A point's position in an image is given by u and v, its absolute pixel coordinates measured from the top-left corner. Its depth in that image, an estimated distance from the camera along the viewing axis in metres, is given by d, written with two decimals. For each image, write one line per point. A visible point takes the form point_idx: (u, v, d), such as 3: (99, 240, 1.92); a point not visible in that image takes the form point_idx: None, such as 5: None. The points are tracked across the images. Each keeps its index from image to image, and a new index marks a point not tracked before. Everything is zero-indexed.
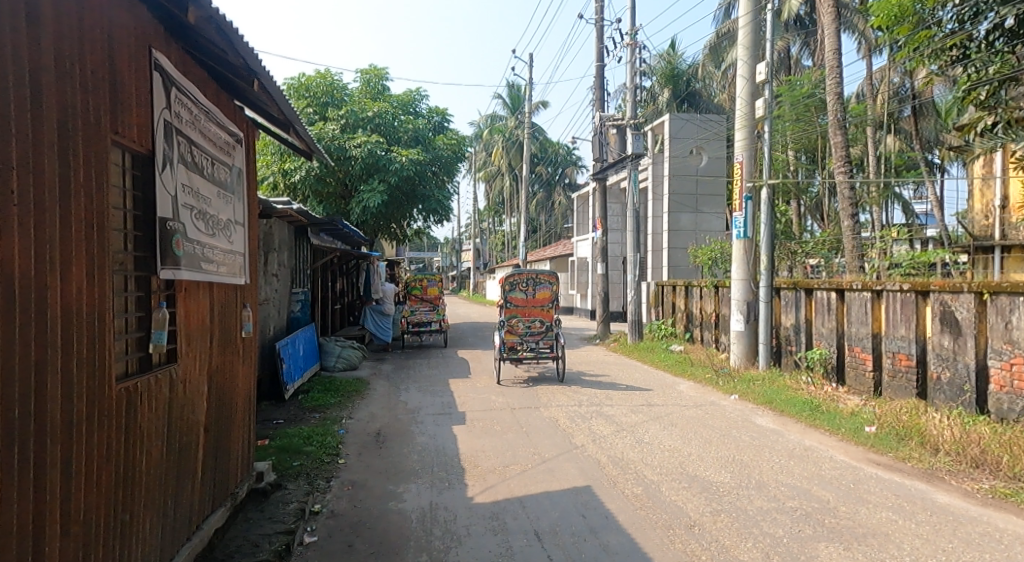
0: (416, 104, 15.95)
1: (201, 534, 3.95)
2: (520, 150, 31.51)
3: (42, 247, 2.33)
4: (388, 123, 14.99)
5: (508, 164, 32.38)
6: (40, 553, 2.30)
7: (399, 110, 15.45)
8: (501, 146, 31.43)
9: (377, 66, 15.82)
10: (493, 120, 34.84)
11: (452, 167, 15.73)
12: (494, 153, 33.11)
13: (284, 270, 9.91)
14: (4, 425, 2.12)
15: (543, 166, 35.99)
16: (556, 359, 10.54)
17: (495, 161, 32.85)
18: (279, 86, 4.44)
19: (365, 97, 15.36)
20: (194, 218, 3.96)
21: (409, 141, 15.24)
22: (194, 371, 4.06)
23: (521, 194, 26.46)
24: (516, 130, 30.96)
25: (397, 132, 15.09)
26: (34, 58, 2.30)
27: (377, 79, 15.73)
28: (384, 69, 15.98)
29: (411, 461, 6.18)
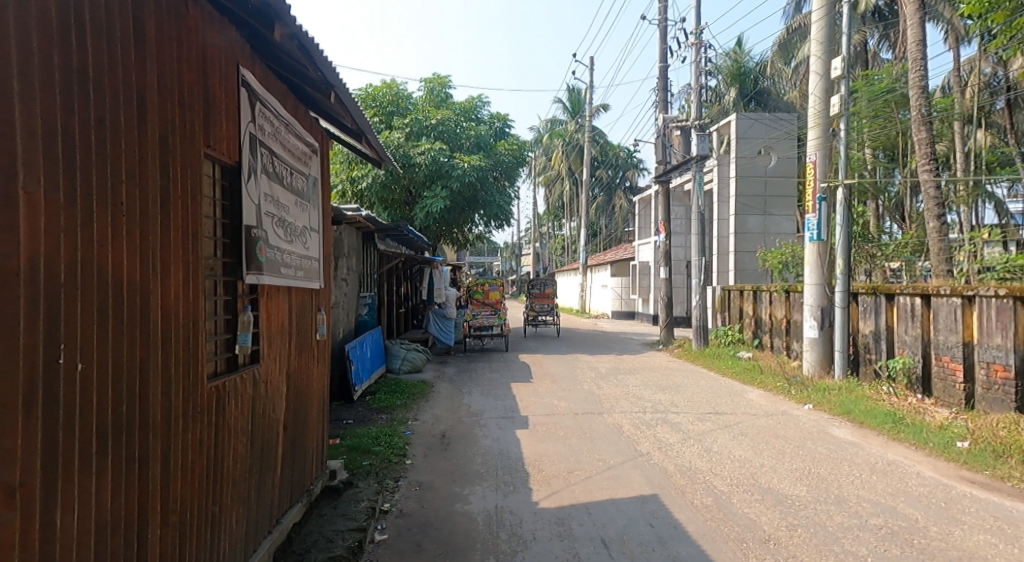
0: (478, 110, 16.16)
1: (280, 528, 4.15)
2: (580, 154, 31.34)
3: (147, 253, 2.51)
4: (451, 130, 15.22)
5: (569, 169, 32.28)
6: (145, 541, 2.46)
7: (462, 117, 15.70)
8: (561, 150, 31.42)
9: (440, 74, 16.18)
10: (552, 124, 34.73)
11: (514, 172, 15.79)
12: (554, 158, 33.13)
13: (352, 274, 10.23)
14: (118, 422, 2.28)
15: (604, 169, 35.66)
16: (554, 323, 17.50)
17: (556, 165, 32.82)
18: (353, 97, 4.63)
19: (429, 105, 15.73)
20: (275, 226, 4.16)
21: (471, 147, 15.41)
22: (274, 373, 4.25)
23: (581, 198, 26.30)
24: (576, 134, 30.69)
25: (460, 139, 15.29)
26: (141, 76, 2.48)
27: (440, 87, 16.10)
28: (447, 77, 16.33)
29: (476, 464, 6.25)
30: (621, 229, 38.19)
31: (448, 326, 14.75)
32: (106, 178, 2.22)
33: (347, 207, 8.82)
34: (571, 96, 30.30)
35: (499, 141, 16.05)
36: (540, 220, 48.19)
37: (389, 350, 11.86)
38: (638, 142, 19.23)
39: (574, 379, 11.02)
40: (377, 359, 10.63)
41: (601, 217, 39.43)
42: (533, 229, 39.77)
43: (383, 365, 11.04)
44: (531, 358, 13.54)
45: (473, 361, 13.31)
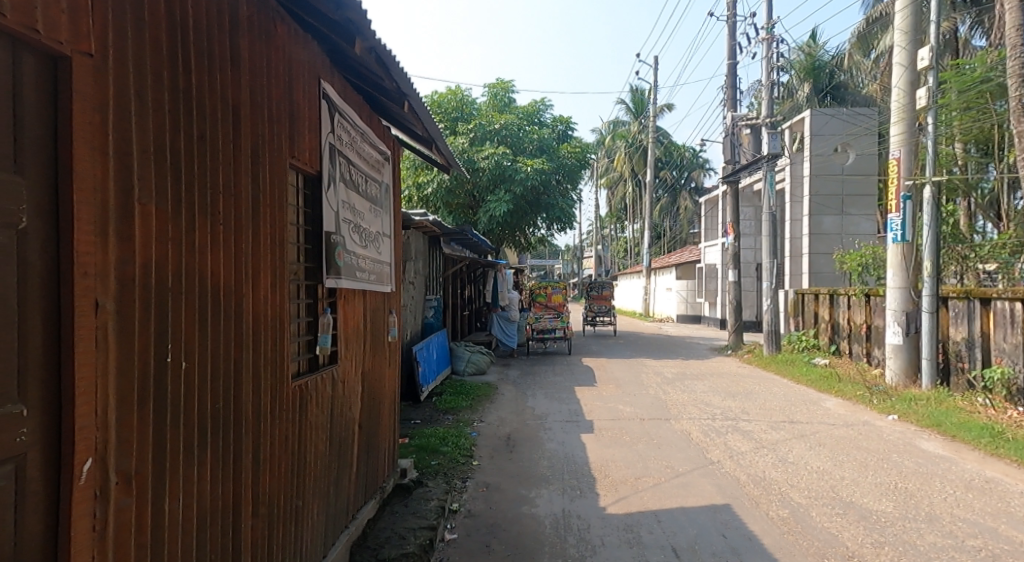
0: (541, 114, 16.20)
1: (355, 524, 4.31)
2: (643, 155, 30.79)
3: (240, 257, 2.68)
4: (514, 134, 15.33)
5: (632, 170, 31.78)
6: (238, 528, 2.61)
7: (525, 121, 15.78)
8: (624, 151, 30.98)
9: (503, 79, 16.33)
10: (615, 126, 34.34)
11: (576, 175, 15.68)
12: (617, 159, 32.74)
13: (419, 278, 10.47)
14: (215, 415, 2.43)
15: (669, 170, 34.91)
16: (611, 322, 18.45)
17: (618, 167, 32.38)
18: (425, 106, 4.75)
19: (492, 110, 15.93)
20: (352, 232, 4.34)
21: (534, 151, 15.46)
22: (351, 373, 4.42)
23: (645, 200, 25.85)
24: (640, 135, 30.14)
25: (523, 143, 15.35)
26: (235, 93, 2.64)
27: (504, 92, 16.26)
28: (510, 81, 16.45)
29: (541, 467, 6.26)
30: (686, 231, 37.27)
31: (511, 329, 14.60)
32: (205, 188, 2.37)
33: (415, 212, 9.05)
34: (634, 97, 29.75)
35: (562, 144, 16.01)
36: (602, 222, 47.75)
37: (454, 352, 12.07)
38: (705, 143, 18.74)
39: (639, 384, 10.85)
40: (443, 361, 10.82)
41: (665, 218, 38.64)
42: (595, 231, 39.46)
43: (449, 368, 11.24)
44: (595, 362, 13.43)
45: (537, 364, 13.34)
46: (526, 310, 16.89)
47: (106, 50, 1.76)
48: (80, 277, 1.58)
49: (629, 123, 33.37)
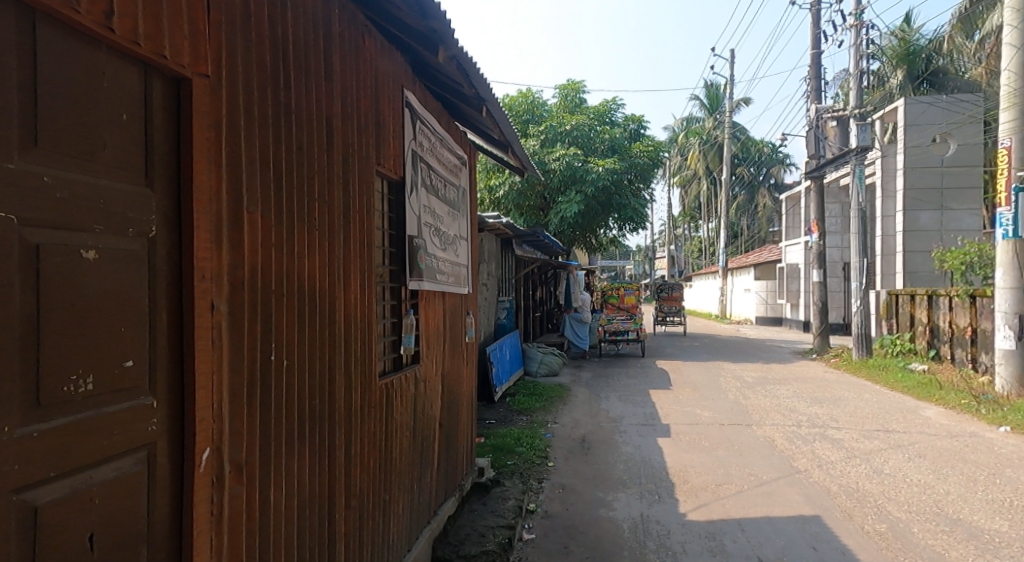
0: (612, 113, 16.02)
1: (437, 520, 4.43)
2: (718, 152, 29.78)
3: (334, 261, 2.82)
4: (585, 134, 15.25)
5: (706, 168, 30.81)
6: (334, 517, 2.75)
7: (596, 120, 15.64)
8: (698, 149, 30.07)
9: (574, 79, 16.28)
10: (688, 122, 33.43)
11: (649, 174, 15.35)
12: (690, 157, 31.82)
13: (491, 279, 10.59)
14: (313, 410, 2.57)
15: (746, 166, 33.62)
16: (681, 322, 18.53)
17: (692, 165, 31.47)
18: (503, 111, 4.80)
19: (563, 111, 15.92)
20: (432, 235, 4.46)
21: (605, 151, 15.31)
22: (432, 372, 4.55)
23: (721, 198, 24.99)
24: (715, 131, 29.13)
25: (594, 143, 15.24)
26: (329, 105, 2.79)
27: (575, 93, 16.23)
28: (582, 82, 16.39)
29: (618, 470, 6.20)
30: (765, 230, 35.73)
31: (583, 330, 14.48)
32: (303, 196, 2.51)
33: (488, 214, 9.18)
34: (710, 92, 28.87)
35: (635, 143, 15.71)
36: (675, 222, 46.59)
37: (526, 353, 12.13)
38: (786, 137, 17.93)
39: (718, 388, 10.53)
40: (516, 363, 10.89)
41: (742, 217, 37.23)
42: (667, 231, 38.55)
43: (522, 369, 11.30)
44: (670, 365, 13.12)
45: (610, 366, 13.19)
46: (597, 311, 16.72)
47: (226, 72, 1.90)
48: (199, 281, 1.71)
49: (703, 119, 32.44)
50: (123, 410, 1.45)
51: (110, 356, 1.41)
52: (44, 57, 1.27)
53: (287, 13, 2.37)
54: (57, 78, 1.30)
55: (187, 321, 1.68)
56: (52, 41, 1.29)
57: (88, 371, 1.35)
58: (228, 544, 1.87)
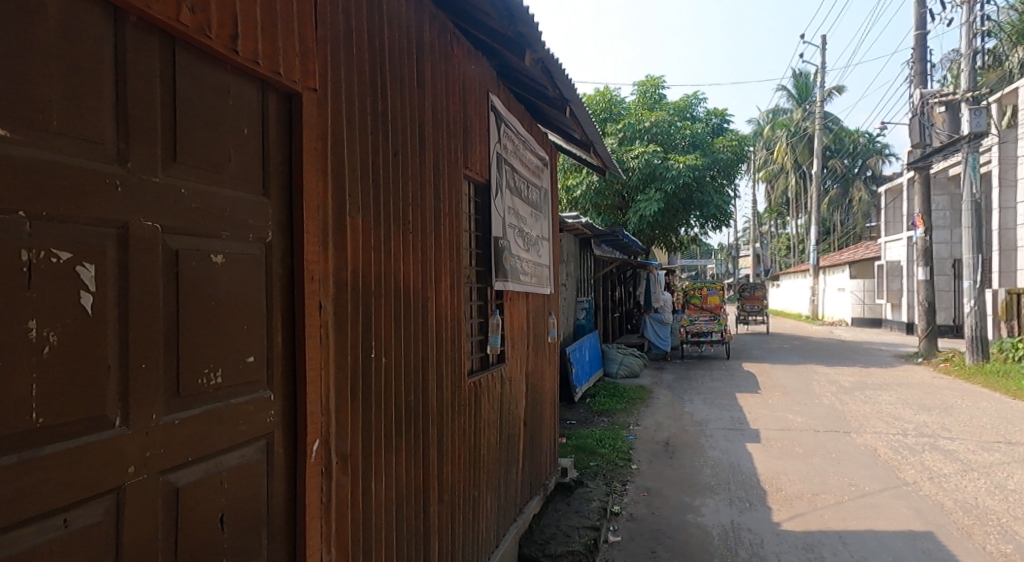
0: (693, 108, 15.58)
1: (523, 518, 4.47)
2: (808, 144, 28.22)
3: (426, 262, 2.92)
4: (665, 131, 14.92)
5: (794, 161, 29.29)
6: (428, 510, 2.85)
7: (676, 116, 15.26)
8: (785, 142, 28.62)
9: (653, 75, 15.97)
10: (774, 114, 31.90)
11: (733, 169, 14.78)
12: (777, 151, 30.35)
13: (570, 280, 10.55)
14: (409, 407, 2.68)
15: (839, 158, 31.67)
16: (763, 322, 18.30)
17: (778, 159, 30.00)
18: (587, 111, 4.78)
19: (642, 108, 15.64)
20: (516, 236, 4.51)
21: (686, 147, 14.89)
22: (517, 371, 4.61)
23: (812, 192, 23.67)
24: (804, 122, 27.62)
25: (674, 140, 14.88)
26: (421, 112, 2.89)
27: (654, 89, 15.91)
28: (661, 77, 16.04)
29: (705, 475, 6.01)
30: (861, 225, 33.56)
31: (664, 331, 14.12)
32: (399, 200, 2.62)
33: (567, 215, 9.17)
34: (798, 82, 27.43)
35: (718, 138, 15.19)
36: (760, 219, 44.59)
37: (606, 354, 12.00)
38: (883, 125, 16.79)
39: (811, 392, 10.01)
40: (596, 363, 10.80)
41: (835, 212, 35.08)
42: (752, 228, 36.93)
43: (601, 370, 11.19)
44: (758, 367, 12.58)
45: (694, 368, 12.82)
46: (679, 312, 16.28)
47: (331, 84, 2.02)
48: (308, 282, 1.82)
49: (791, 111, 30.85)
50: (246, 403, 1.57)
51: (235, 353, 1.53)
52: (182, 78, 1.39)
53: (385, 27, 2.48)
54: (193, 98, 1.42)
55: (298, 320, 1.80)
56: (189, 64, 1.41)
57: (218, 364, 1.47)
58: (337, 531, 1.99)
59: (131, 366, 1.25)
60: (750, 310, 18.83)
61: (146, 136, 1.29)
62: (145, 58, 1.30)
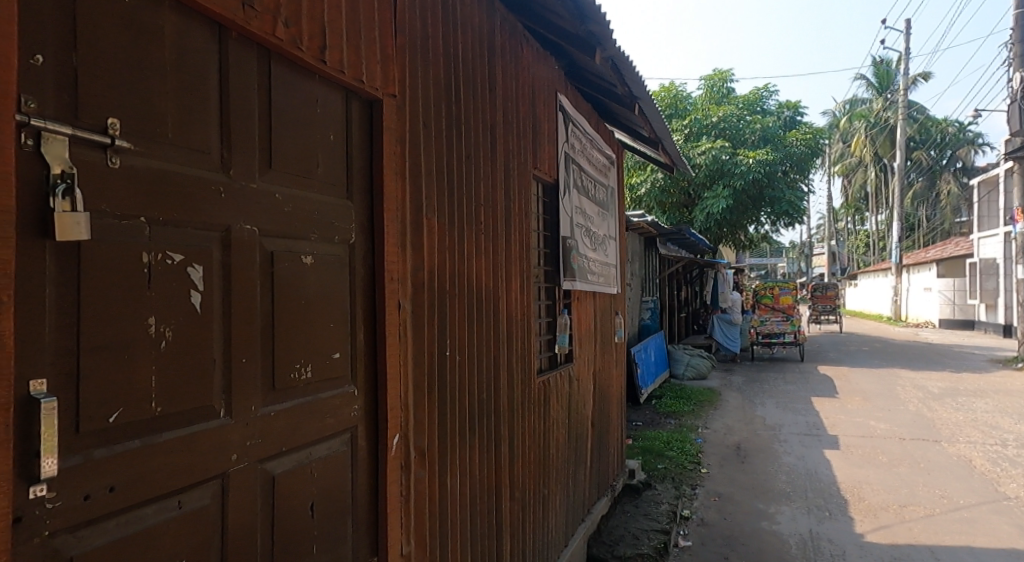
0: (764, 101, 15.03)
1: (591, 519, 4.45)
2: (890, 135, 26.63)
3: (497, 262, 2.95)
4: (734, 126, 14.45)
5: (874, 154, 27.73)
6: (500, 506, 2.88)
7: (745, 110, 14.77)
8: (864, 133, 27.12)
9: (721, 69, 15.51)
10: (852, 105, 30.30)
11: (807, 164, 14.12)
12: (855, 143, 28.79)
13: (635, 279, 10.39)
14: (482, 404, 2.72)
15: (925, 149, 29.73)
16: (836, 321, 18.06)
17: (856, 151, 28.48)
18: (657, 107, 4.69)
19: (709, 102, 15.23)
20: (583, 235, 4.49)
21: (756, 142, 14.35)
22: (584, 371, 4.59)
23: (895, 186, 22.34)
24: (886, 112, 26.05)
25: (743, 134, 14.39)
26: (493, 114, 2.93)
27: (722, 82, 15.45)
28: (729, 71, 15.56)
29: (780, 481, 5.80)
30: (950, 221, 31.41)
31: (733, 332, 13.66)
32: (471, 201, 2.66)
33: (632, 214, 9.04)
34: (879, 69, 25.92)
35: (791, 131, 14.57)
36: (836, 215, 42.40)
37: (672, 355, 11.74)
38: (976, 113, 15.64)
39: (895, 397, 9.47)
40: (662, 364, 10.60)
41: (921, 206, 32.92)
42: (828, 225, 35.13)
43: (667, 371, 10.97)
44: (835, 370, 11.99)
45: (765, 370, 12.38)
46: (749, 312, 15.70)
47: (410, 89, 2.08)
48: (388, 282, 1.88)
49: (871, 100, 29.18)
50: (333, 397, 1.65)
51: (323, 348, 1.61)
52: (277, 89, 1.48)
53: (458, 32, 2.54)
54: (287, 107, 1.51)
55: (379, 318, 1.86)
56: (283, 76, 1.50)
57: (308, 359, 1.54)
58: (416, 523, 2.05)
59: (234, 359, 1.33)
60: (822, 309, 18.93)
61: (246, 144, 1.38)
62: (245, 71, 1.38)
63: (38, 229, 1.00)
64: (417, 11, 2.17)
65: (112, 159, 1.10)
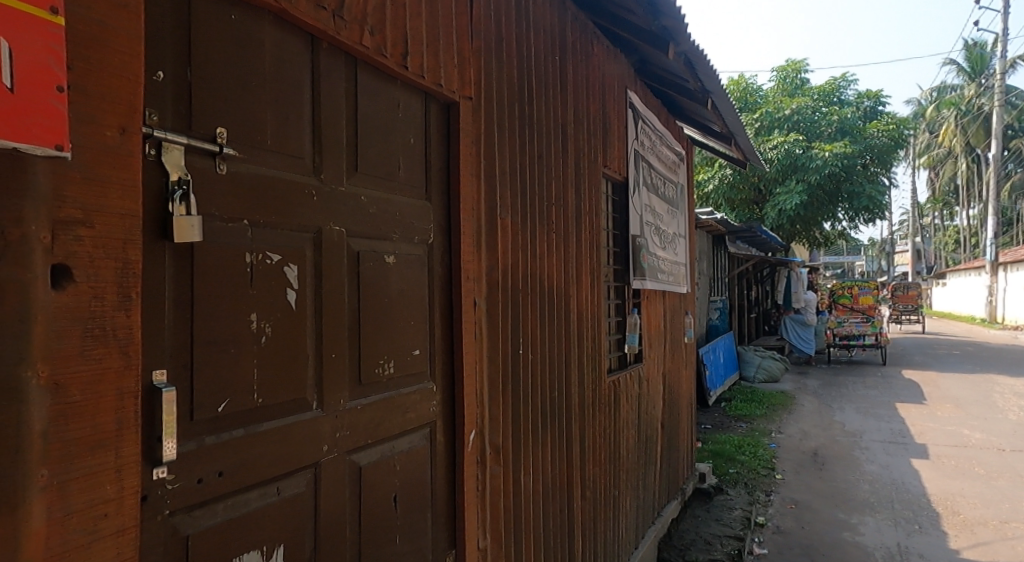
0: (841, 91, 14.32)
1: (661, 522, 4.38)
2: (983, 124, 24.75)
3: (568, 261, 2.95)
4: (808, 118, 13.86)
5: (965, 144, 25.85)
6: (571, 504, 2.88)
7: (821, 102, 14.14)
8: (954, 122, 25.32)
9: (795, 59, 14.91)
10: (940, 92, 28.36)
11: (889, 156, 13.29)
12: (943, 133, 26.92)
13: (703, 278, 10.12)
14: (553, 403, 2.73)
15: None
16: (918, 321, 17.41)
17: (945, 141, 26.63)
18: (731, 102, 4.54)
19: (781, 95, 14.68)
20: (653, 234, 4.42)
21: (833, 134, 13.67)
22: (654, 371, 4.52)
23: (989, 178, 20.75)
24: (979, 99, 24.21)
25: (818, 127, 13.76)
26: (564, 113, 2.93)
27: (796, 73, 14.84)
28: (804, 61, 14.93)
29: (863, 490, 5.51)
30: None
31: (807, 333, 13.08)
32: (543, 201, 2.67)
33: (700, 211, 8.81)
34: (971, 53, 24.12)
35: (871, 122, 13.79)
36: (921, 210, 39.84)
37: (742, 357, 11.35)
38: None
39: (991, 405, 8.82)
40: (731, 366, 10.28)
41: (1019, 200, 30.47)
42: (913, 220, 33.03)
43: (737, 373, 10.63)
44: (922, 375, 11.27)
45: (844, 373, 11.79)
46: (825, 312, 14.99)
47: (485, 91, 2.11)
48: (465, 281, 1.92)
49: (962, 87, 27.21)
50: (413, 392, 1.70)
51: (405, 346, 1.67)
52: (363, 95, 1.54)
53: (531, 32, 2.55)
54: (372, 113, 1.57)
55: (456, 316, 1.90)
56: (368, 82, 1.56)
57: (391, 355, 1.60)
58: (491, 518, 2.08)
59: (325, 354, 1.40)
60: (903, 310, 18.29)
61: (336, 149, 1.45)
62: (334, 79, 1.45)
63: (159, 231, 1.07)
64: (492, 14, 2.21)
65: (220, 166, 1.18)
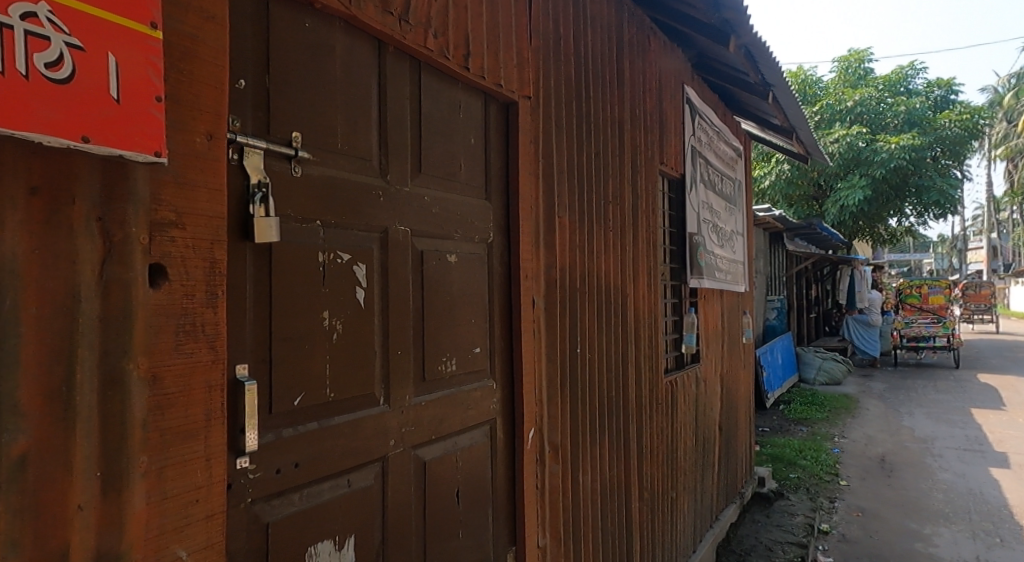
0: (908, 81, 13.64)
1: (719, 526, 4.28)
2: None
3: (625, 259, 2.93)
4: (873, 110, 13.29)
5: None
6: (629, 505, 2.86)
7: (886, 92, 13.53)
8: None
9: (858, 48, 14.31)
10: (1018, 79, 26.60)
11: (962, 147, 12.52)
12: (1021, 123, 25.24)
13: (760, 276, 9.83)
14: (611, 402, 2.71)
15: None
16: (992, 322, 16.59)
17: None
18: (792, 96, 4.40)
19: (843, 86, 14.11)
20: (711, 231, 4.33)
21: (900, 125, 13.03)
22: (712, 372, 4.42)
23: None
24: None
25: (884, 119, 13.16)
26: (621, 110, 2.91)
27: (859, 63, 14.23)
28: (868, 50, 14.30)
29: (936, 500, 5.24)
30: None
31: (873, 334, 12.53)
32: (600, 199, 2.65)
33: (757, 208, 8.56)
34: None
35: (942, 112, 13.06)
36: (998, 204, 37.48)
37: (802, 358, 10.94)
38: None
39: None
40: (790, 367, 9.95)
41: None
42: (988, 214, 31.12)
43: (797, 375, 10.29)
44: (999, 379, 10.63)
45: (913, 376, 11.24)
46: (892, 312, 14.32)
47: (544, 89, 2.12)
48: (524, 279, 1.93)
49: None
50: (474, 389, 1.72)
51: (466, 343, 1.69)
52: (426, 97, 1.57)
53: (588, 29, 2.54)
54: (434, 115, 1.59)
55: (515, 315, 1.91)
56: (430, 84, 1.58)
57: (453, 352, 1.63)
58: (550, 517, 2.08)
59: (391, 351, 1.43)
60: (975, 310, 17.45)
61: (400, 150, 1.48)
62: (399, 81, 1.48)
63: (241, 231, 1.13)
64: (550, 13, 2.21)
65: (295, 168, 1.23)
